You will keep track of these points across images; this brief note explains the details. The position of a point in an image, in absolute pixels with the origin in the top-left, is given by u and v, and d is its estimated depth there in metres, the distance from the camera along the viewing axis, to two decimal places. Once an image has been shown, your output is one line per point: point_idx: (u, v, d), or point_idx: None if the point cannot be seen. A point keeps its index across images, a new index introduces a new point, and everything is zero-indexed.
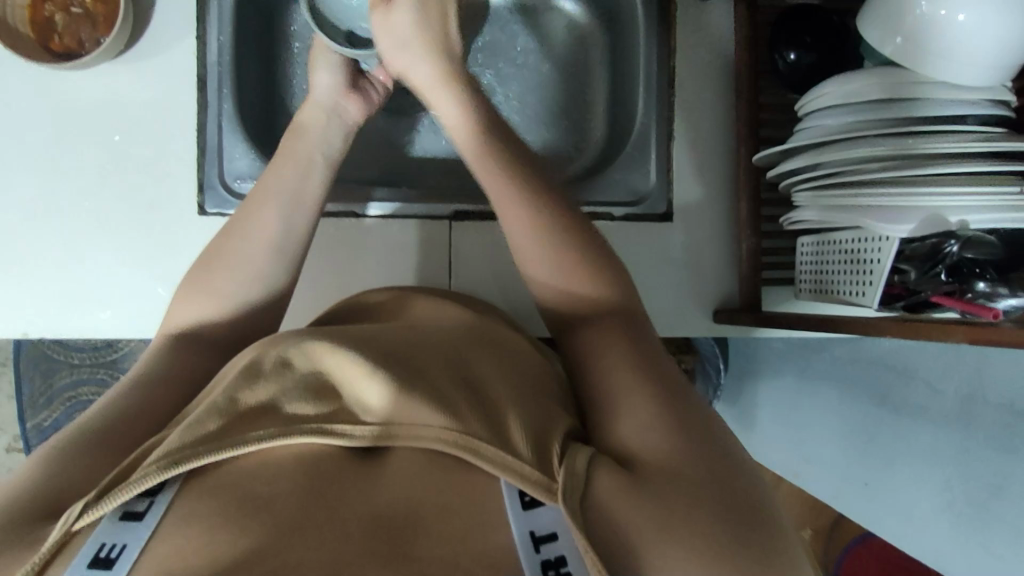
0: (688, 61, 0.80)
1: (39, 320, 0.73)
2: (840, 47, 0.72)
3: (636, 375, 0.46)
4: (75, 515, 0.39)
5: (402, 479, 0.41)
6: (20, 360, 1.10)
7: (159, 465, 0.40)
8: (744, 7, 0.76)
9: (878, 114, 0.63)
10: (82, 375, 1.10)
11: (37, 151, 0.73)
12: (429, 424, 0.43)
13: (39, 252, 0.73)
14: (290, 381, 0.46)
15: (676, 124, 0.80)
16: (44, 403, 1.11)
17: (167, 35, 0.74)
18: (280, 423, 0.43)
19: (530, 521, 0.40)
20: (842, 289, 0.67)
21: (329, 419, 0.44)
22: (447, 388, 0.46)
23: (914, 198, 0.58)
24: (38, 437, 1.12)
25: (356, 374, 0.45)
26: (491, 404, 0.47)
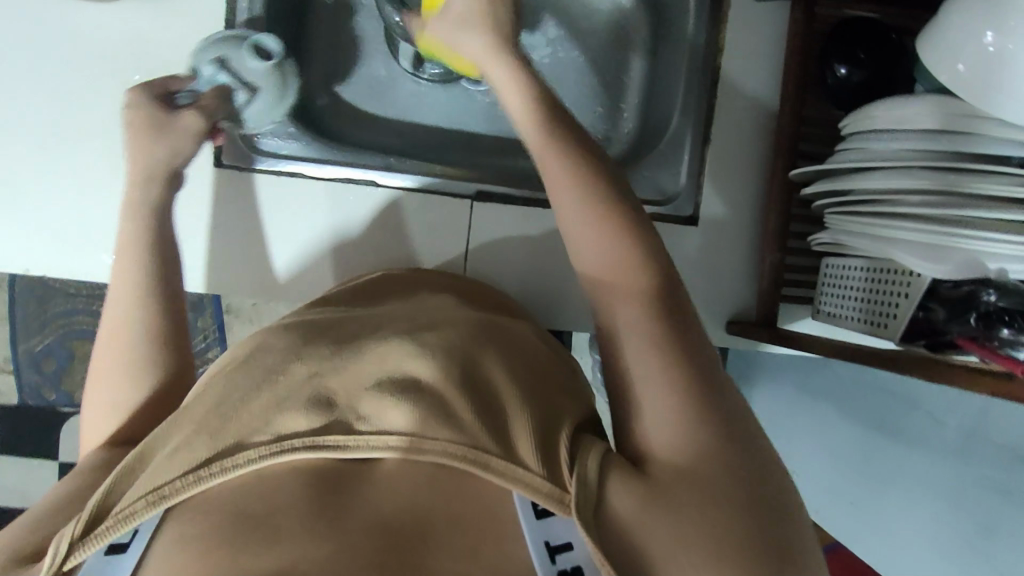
0: (733, 61, 0.77)
1: (44, 257, 0.71)
2: (891, 69, 0.70)
3: (663, 361, 0.44)
4: (62, 556, 0.39)
5: (405, 480, 0.41)
6: (14, 287, 1.08)
7: (147, 500, 0.40)
8: (801, 12, 0.73)
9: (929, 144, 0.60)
10: (77, 305, 1.09)
11: (51, 81, 0.69)
12: (435, 436, 0.41)
13: (47, 188, 0.70)
14: (285, 390, 0.44)
15: (713, 127, 0.77)
16: (37, 329, 1.09)
17: None
18: (269, 439, 0.41)
19: (543, 531, 0.40)
20: (864, 318, 0.66)
21: (323, 432, 0.42)
22: (445, 389, 0.43)
23: (952, 238, 0.56)
24: (30, 363, 1.11)
25: (361, 392, 0.43)
26: (495, 406, 0.44)
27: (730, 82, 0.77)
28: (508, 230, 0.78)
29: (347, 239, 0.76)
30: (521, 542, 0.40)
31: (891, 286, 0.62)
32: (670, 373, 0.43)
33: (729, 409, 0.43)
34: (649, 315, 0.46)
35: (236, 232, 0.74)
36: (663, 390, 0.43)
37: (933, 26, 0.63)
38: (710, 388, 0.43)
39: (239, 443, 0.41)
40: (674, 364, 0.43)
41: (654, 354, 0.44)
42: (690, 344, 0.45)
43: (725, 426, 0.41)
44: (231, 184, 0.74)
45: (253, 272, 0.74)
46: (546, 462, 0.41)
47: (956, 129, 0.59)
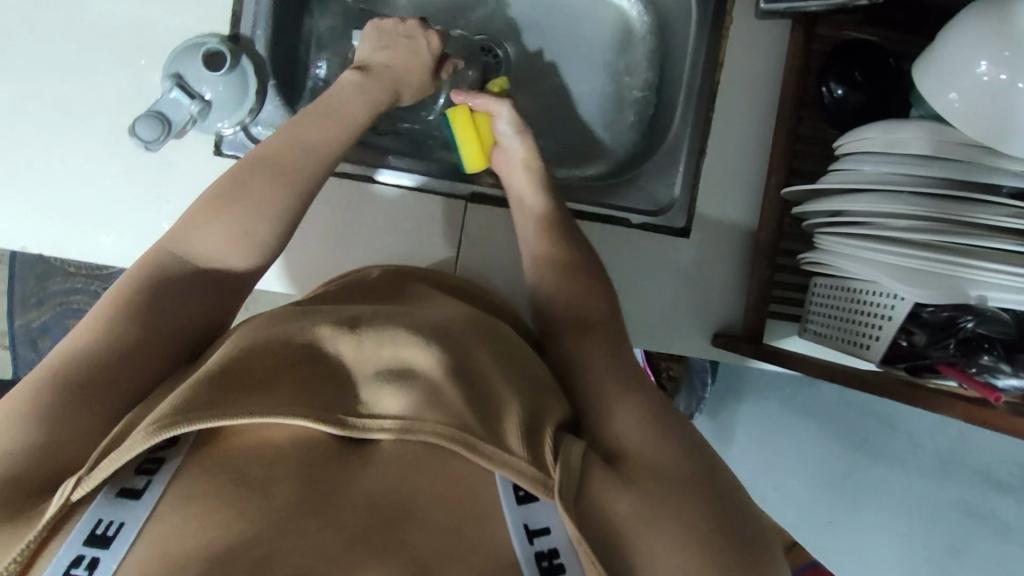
0: (735, 77, 0.77)
1: (38, 236, 0.70)
2: (886, 93, 0.71)
3: (624, 383, 0.51)
4: (73, 486, 0.38)
5: (393, 462, 0.42)
6: (15, 267, 1.10)
7: (148, 431, 0.40)
8: (800, 33, 0.74)
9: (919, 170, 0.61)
10: (75, 283, 1.10)
11: (58, 61, 0.69)
12: (424, 419, 0.43)
13: (46, 166, 0.69)
14: (284, 357, 0.46)
15: (710, 140, 0.78)
16: (35, 305, 1.10)
17: None
18: (272, 402, 0.42)
19: (524, 515, 0.41)
20: (848, 338, 0.67)
21: (322, 410, 0.43)
22: (437, 376, 0.46)
23: (940, 265, 0.57)
24: (25, 337, 1.11)
25: (364, 377, 0.46)
26: (488, 399, 0.46)
27: (730, 98, 0.78)
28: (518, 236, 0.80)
29: (347, 233, 0.77)
30: (500, 518, 0.41)
31: (874, 312, 0.62)
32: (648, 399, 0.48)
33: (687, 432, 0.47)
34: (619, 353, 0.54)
35: (325, 227, 0.76)
36: (632, 405, 0.48)
37: (930, 53, 0.64)
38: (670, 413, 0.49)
39: (241, 400, 0.42)
40: (636, 393, 0.50)
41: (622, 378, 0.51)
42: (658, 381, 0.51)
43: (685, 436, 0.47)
44: (340, 189, 0.77)
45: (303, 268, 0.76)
46: (530, 448, 0.43)
47: (948, 155, 0.59)
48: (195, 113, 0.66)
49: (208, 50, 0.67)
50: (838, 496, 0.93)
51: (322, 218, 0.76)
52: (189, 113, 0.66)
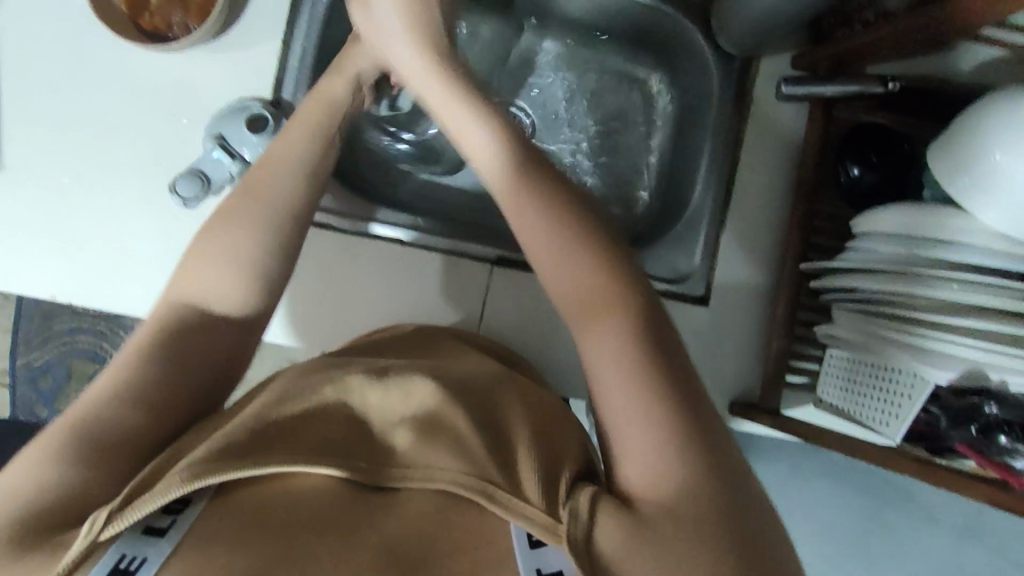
0: (755, 152, 0.79)
1: (68, 285, 0.70)
2: (901, 174, 0.73)
3: (645, 401, 0.43)
4: (101, 522, 0.39)
5: (418, 510, 0.43)
6: (20, 312, 1.12)
7: (181, 476, 0.41)
8: (821, 112, 0.76)
9: (924, 250, 0.63)
10: (81, 323, 1.12)
11: (100, 118, 0.70)
12: (445, 468, 0.44)
13: (80, 218, 0.70)
14: (316, 406, 0.48)
15: (730, 212, 0.80)
16: (38, 344, 1.12)
17: (257, 32, 0.72)
18: (293, 451, 0.44)
19: (537, 559, 0.41)
20: (868, 414, 0.67)
21: (348, 458, 0.44)
22: (460, 423, 0.47)
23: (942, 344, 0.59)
24: (26, 377, 1.12)
25: (394, 422, 0.48)
26: (508, 449, 0.47)
27: (750, 171, 0.80)
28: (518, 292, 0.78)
29: (370, 296, 0.76)
30: None
31: (896, 389, 0.63)
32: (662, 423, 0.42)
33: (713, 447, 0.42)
34: (634, 328, 0.46)
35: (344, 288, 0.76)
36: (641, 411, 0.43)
37: (941, 137, 0.67)
38: (697, 424, 0.44)
39: (265, 447, 0.43)
40: (654, 408, 0.43)
41: (622, 361, 0.45)
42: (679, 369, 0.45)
43: (709, 451, 0.42)
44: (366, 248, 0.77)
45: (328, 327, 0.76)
46: (548, 495, 0.43)
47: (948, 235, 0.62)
48: (234, 173, 0.68)
49: (251, 114, 0.68)
50: (851, 556, 0.98)
51: (327, 276, 0.76)
52: (228, 172, 0.68)
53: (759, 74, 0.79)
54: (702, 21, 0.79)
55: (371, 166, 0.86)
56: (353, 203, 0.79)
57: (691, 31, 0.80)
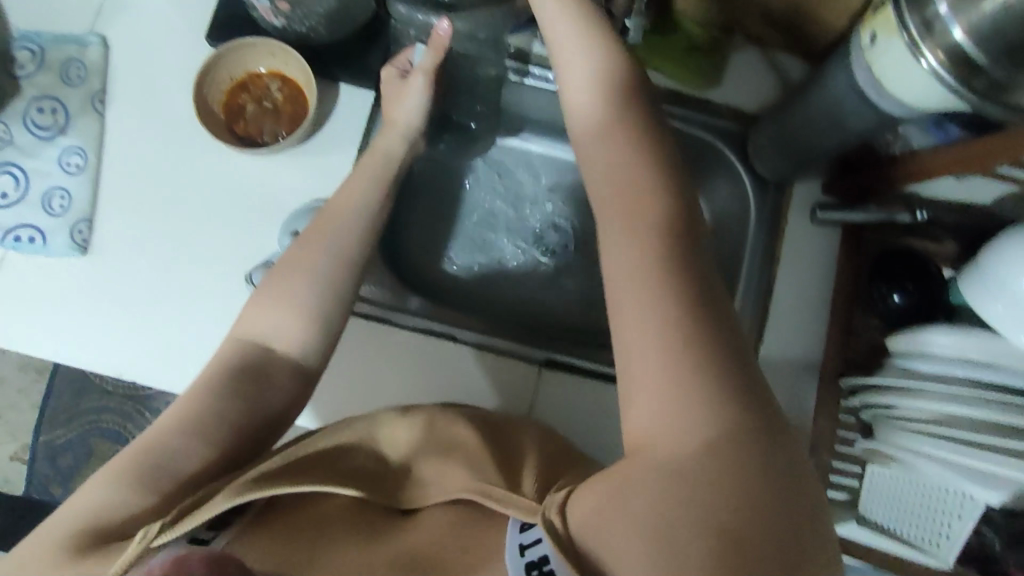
0: (790, 272, 0.83)
1: (131, 363, 0.74)
2: (939, 298, 0.76)
3: (649, 350, 0.43)
4: (153, 534, 0.46)
5: (433, 526, 0.53)
6: (54, 380, 1.12)
7: (236, 491, 0.49)
8: (851, 236, 0.82)
9: (969, 373, 0.63)
10: (109, 403, 1.11)
11: (184, 209, 0.77)
12: (456, 480, 0.55)
13: (153, 301, 0.75)
14: (347, 438, 0.60)
15: (767, 329, 0.82)
16: (64, 422, 1.12)
17: (335, 142, 0.80)
18: (327, 475, 0.55)
19: (523, 537, 0.45)
20: (917, 533, 0.68)
21: (376, 477, 0.57)
22: (472, 449, 0.59)
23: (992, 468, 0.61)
24: (46, 454, 1.12)
25: (407, 451, 0.60)
26: (512, 470, 0.57)
27: (785, 290, 0.83)
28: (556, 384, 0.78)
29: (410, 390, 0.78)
30: None
31: (940, 509, 0.66)
32: (665, 363, 0.43)
33: (721, 366, 0.42)
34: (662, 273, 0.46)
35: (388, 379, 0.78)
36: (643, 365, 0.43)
37: (979, 261, 0.67)
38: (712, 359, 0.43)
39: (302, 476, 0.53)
40: (662, 337, 0.43)
41: (642, 295, 0.45)
42: (695, 299, 0.45)
43: (733, 412, 0.41)
44: (410, 339, 0.79)
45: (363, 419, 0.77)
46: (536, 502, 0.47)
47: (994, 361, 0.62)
48: None
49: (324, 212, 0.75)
50: None
51: (360, 360, 0.78)
52: None
53: (794, 205, 0.85)
54: (738, 150, 0.86)
55: (415, 260, 0.89)
56: (387, 293, 0.82)
57: (729, 160, 0.86)
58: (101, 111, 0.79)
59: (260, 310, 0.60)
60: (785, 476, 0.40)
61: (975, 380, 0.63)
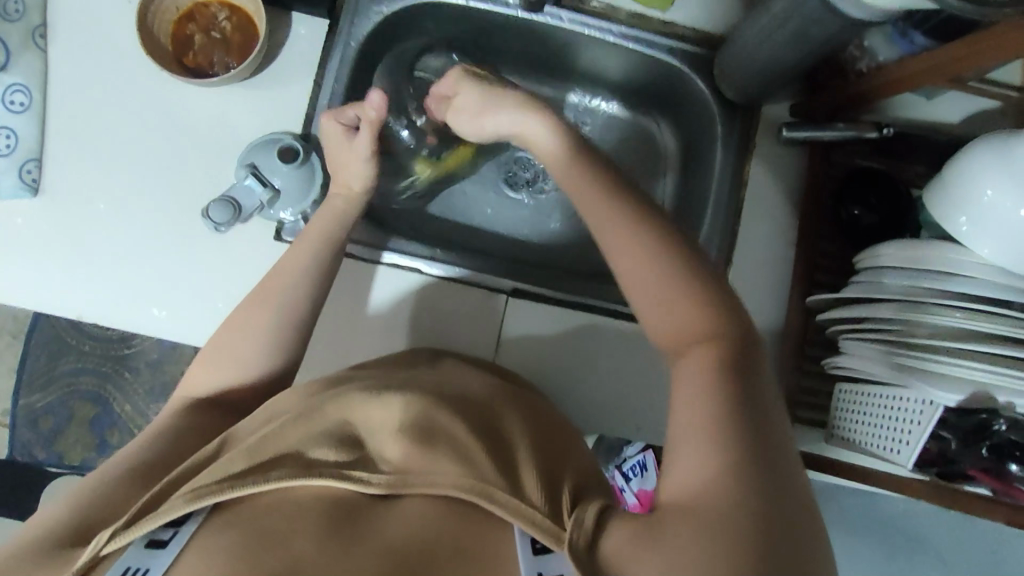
0: (756, 191, 0.83)
1: (95, 307, 0.73)
2: (903, 214, 0.77)
3: (701, 404, 0.46)
4: (103, 542, 0.45)
5: (420, 516, 0.48)
6: (31, 338, 1.00)
7: (186, 498, 0.46)
8: (819, 155, 0.82)
9: (922, 280, 0.65)
10: (89, 363, 1.00)
11: (137, 147, 0.75)
12: (444, 472, 0.48)
13: (113, 245, 0.73)
14: (318, 429, 0.52)
15: (736, 251, 0.82)
16: (41, 385, 1.01)
17: (290, 72, 0.78)
18: (297, 466, 0.48)
19: (539, 565, 0.44)
20: (878, 444, 0.68)
21: (350, 466, 0.49)
22: (461, 434, 0.51)
23: (940, 368, 0.62)
24: (27, 419, 1.00)
25: (385, 431, 0.52)
26: (511, 463, 0.50)
27: (753, 210, 0.83)
28: (546, 328, 0.81)
29: (381, 325, 0.79)
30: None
31: (904, 415, 0.65)
32: (709, 433, 0.44)
33: (755, 444, 0.44)
34: (712, 349, 0.49)
35: (359, 316, 0.78)
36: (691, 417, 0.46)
37: (941, 176, 0.69)
38: (755, 420, 0.45)
39: (270, 464, 0.48)
40: (710, 394, 0.46)
41: (699, 360, 0.49)
42: (733, 374, 0.47)
43: (763, 460, 0.43)
44: (379, 274, 0.79)
45: (333, 353, 0.77)
46: (548, 502, 0.47)
47: (945, 268, 0.64)
48: (264, 201, 0.72)
49: (282, 146, 0.73)
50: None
51: (343, 304, 0.78)
52: (258, 200, 0.72)
53: (762, 122, 0.84)
54: (705, 73, 0.84)
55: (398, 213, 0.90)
56: (368, 233, 0.81)
57: (695, 84, 0.85)
58: (44, 49, 0.74)
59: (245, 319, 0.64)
60: (809, 548, 0.40)
61: (928, 289, 0.65)
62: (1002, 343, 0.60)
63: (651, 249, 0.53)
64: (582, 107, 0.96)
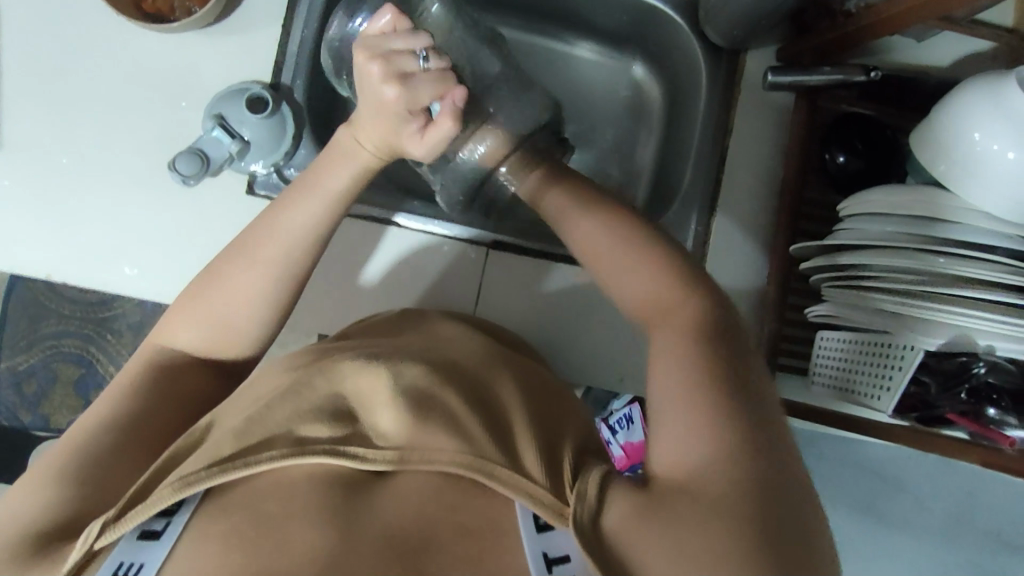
0: (740, 139, 0.82)
1: (64, 268, 0.70)
2: (888, 161, 0.76)
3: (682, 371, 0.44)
4: (94, 535, 0.42)
5: (421, 492, 0.45)
6: (11, 300, 0.96)
7: (174, 486, 0.43)
8: (806, 101, 0.80)
9: (914, 228, 0.63)
10: (68, 327, 0.96)
11: (99, 100, 0.72)
12: (441, 448, 0.45)
13: (80, 202, 0.71)
14: (313, 402, 0.47)
15: (720, 199, 0.81)
16: (24, 348, 0.96)
17: (256, 19, 0.75)
18: (293, 443, 0.45)
19: (544, 543, 0.43)
20: (862, 390, 0.67)
21: (343, 442, 0.45)
22: (454, 404, 0.48)
23: (936, 316, 0.61)
24: (10, 381, 0.96)
25: (378, 401, 0.48)
26: (505, 432, 0.48)
27: (737, 159, 0.82)
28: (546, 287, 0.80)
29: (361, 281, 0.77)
30: (518, 549, 0.43)
31: (887, 361, 0.64)
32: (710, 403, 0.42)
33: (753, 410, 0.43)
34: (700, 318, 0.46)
35: (339, 272, 0.77)
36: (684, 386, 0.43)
37: (931, 119, 0.67)
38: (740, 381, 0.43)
39: (266, 441, 0.45)
40: (688, 361, 0.44)
41: (679, 332, 0.46)
42: (733, 362, 0.45)
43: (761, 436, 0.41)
44: (359, 231, 0.78)
45: (318, 310, 0.77)
46: (549, 475, 0.45)
47: (939, 215, 0.63)
48: (233, 153, 0.69)
49: (251, 96, 0.70)
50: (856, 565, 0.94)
51: (351, 268, 0.77)
52: (227, 152, 0.69)
53: (747, 67, 0.82)
54: (687, 13, 0.81)
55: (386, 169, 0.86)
56: (372, 193, 0.78)
57: (677, 25, 0.82)
58: None
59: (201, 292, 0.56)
60: (809, 513, 0.40)
61: (918, 236, 0.64)
62: (997, 290, 0.60)
63: (635, 245, 0.51)
64: (566, 54, 0.93)
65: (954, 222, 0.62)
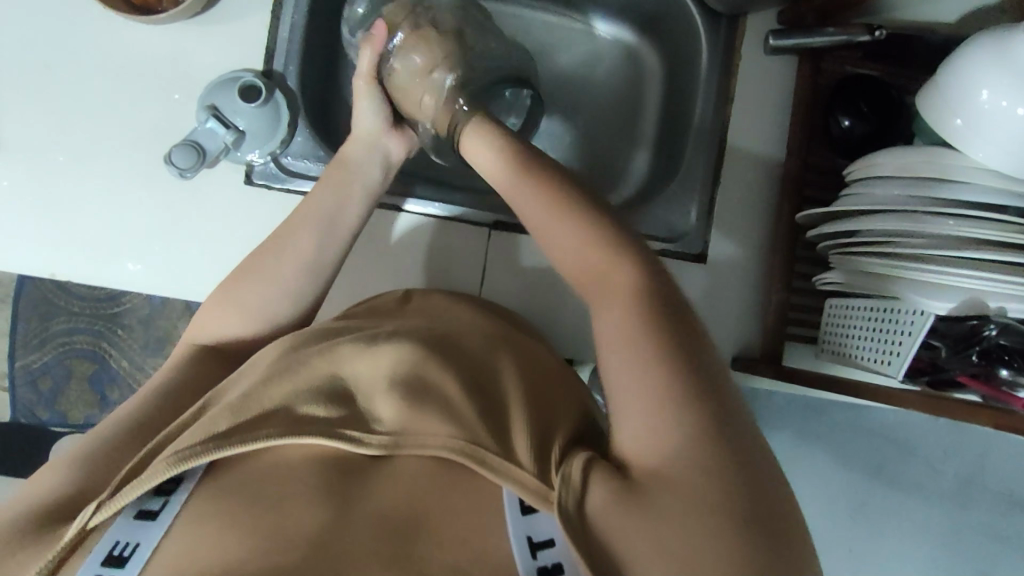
0: (744, 107, 0.81)
1: (62, 263, 0.70)
2: (893, 123, 0.74)
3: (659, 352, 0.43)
4: (91, 513, 0.42)
5: (409, 476, 0.45)
6: (19, 301, 0.95)
7: (170, 461, 0.43)
8: (808, 65, 0.79)
9: (919, 190, 0.63)
10: (79, 324, 0.96)
11: (91, 95, 0.71)
12: (437, 433, 0.45)
13: (75, 200, 0.70)
14: (304, 383, 0.48)
15: (724, 169, 0.81)
16: (36, 345, 0.96)
17: (245, 5, 0.74)
18: (287, 424, 0.45)
19: (528, 527, 0.42)
20: (866, 356, 0.67)
21: (337, 425, 0.46)
22: (451, 390, 0.48)
23: (934, 278, 0.60)
24: (25, 379, 0.97)
25: (376, 388, 0.48)
26: (499, 412, 0.48)
27: (738, 122, 0.81)
28: (544, 261, 0.79)
29: (366, 269, 0.77)
30: (505, 532, 0.42)
31: (895, 326, 0.63)
32: None
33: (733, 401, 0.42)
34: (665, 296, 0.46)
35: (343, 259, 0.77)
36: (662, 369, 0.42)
37: (937, 76, 0.65)
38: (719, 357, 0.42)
39: (261, 420, 0.45)
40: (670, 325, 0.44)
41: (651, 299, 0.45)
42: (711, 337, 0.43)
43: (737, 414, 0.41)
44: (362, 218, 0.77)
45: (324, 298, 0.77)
46: (538, 460, 0.44)
47: (943, 174, 0.61)
48: (228, 143, 0.69)
49: (243, 84, 0.70)
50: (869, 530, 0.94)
51: (351, 250, 0.77)
52: (222, 142, 0.69)
53: (748, 31, 0.81)
54: None
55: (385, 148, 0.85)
56: None
57: None
58: None
59: (230, 293, 0.60)
60: (785, 505, 0.40)
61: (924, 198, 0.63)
62: (1000, 249, 0.58)
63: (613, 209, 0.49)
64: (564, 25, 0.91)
65: (956, 181, 0.61)
